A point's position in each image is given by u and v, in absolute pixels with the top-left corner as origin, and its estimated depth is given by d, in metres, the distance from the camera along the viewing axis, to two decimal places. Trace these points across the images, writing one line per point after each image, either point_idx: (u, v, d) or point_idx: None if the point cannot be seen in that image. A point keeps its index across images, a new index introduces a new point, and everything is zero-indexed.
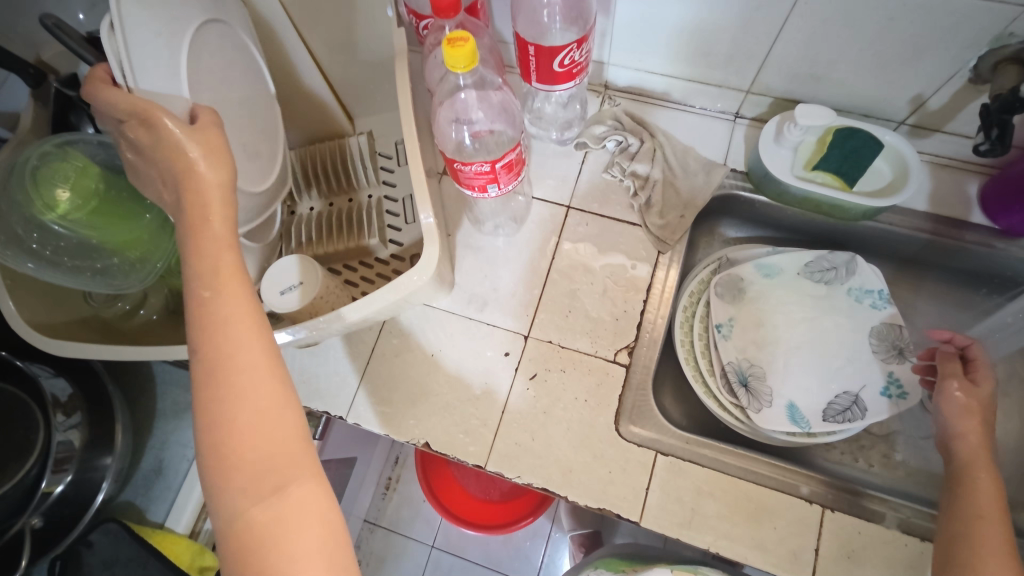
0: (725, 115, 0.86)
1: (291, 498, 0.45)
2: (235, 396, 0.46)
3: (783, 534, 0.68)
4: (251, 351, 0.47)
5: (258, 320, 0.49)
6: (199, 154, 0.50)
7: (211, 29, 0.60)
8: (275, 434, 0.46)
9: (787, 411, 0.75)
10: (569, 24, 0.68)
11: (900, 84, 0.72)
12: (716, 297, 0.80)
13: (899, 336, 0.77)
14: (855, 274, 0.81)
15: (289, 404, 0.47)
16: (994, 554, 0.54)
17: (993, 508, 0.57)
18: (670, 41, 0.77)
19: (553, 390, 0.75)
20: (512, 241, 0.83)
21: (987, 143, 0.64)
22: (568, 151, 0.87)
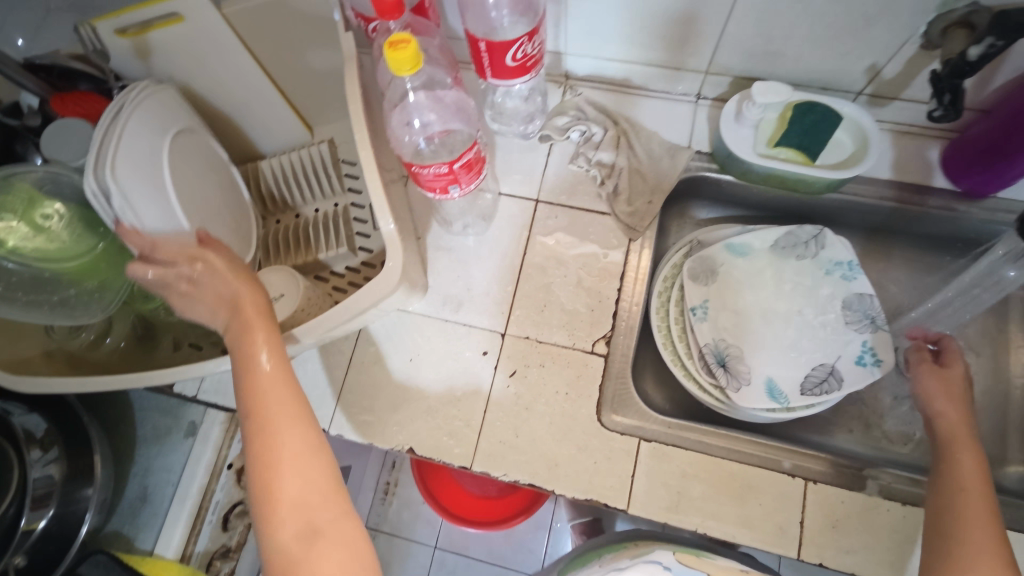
0: (687, 97, 0.86)
1: (323, 533, 0.50)
2: (274, 450, 0.52)
3: (769, 510, 0.68)
4: (286, 410, 0.54)
5: (291, 382, 0.56)
6: (236, 278, 0.59)
7: (181, 147, 0.67)
8: (308, 480, 0.52)
9: (766, 388, 0.75)
10: (520, 16, 0.66)
11: (855, 55, 0.72)
12: (690, 279, 0.80)
13: (870, 305, 0.78)
14: (825, 248, 0.81)
15: (319, 452, 0.53)
16: (976, 521, 0.56)
17: (973, 478, 0.58)
18: (625, 27, 0.77)
19: (534, 386, 0.75)
20: (483, 239, 0.83)
21: (940, 109, 0.64)
22: (533, 145, 0.86)
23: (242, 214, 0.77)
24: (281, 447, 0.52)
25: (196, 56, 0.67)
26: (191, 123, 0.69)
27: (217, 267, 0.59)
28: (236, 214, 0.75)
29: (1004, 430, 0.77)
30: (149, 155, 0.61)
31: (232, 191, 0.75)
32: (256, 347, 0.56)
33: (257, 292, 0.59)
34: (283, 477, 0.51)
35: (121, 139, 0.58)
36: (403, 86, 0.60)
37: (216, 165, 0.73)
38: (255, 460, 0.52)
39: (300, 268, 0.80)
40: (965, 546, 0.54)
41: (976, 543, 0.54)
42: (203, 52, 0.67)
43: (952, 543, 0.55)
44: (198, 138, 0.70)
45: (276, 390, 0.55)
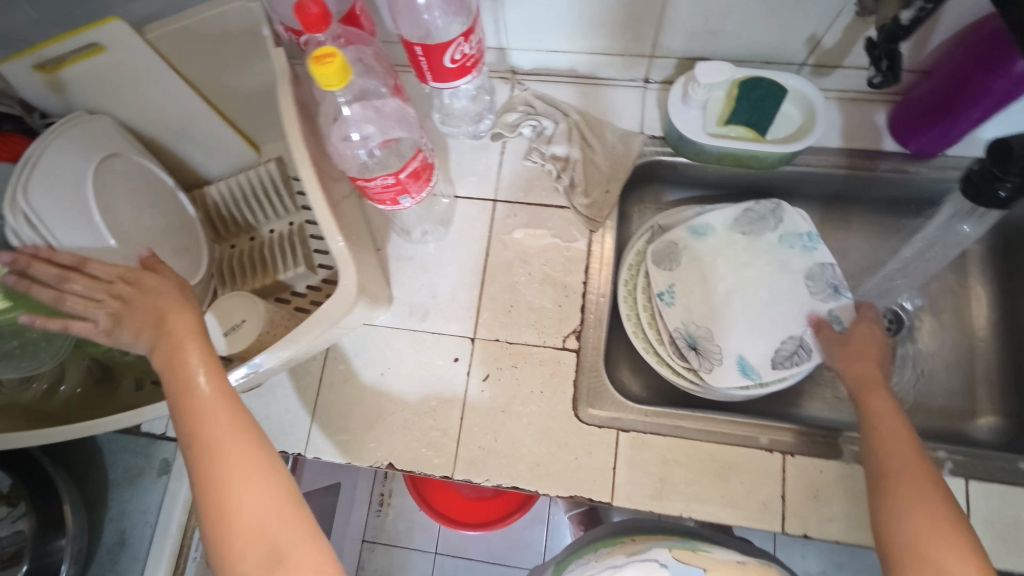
0: (634, 82, 0.86)
1: (286, 553, 0.48)
2: (223, 476, 0.50)
3: (750, 487, 0.68)
4: (230, 433, 0.51)
5: (233, 405, 0.53)
6: (168, 295, 0.55)
7: (110, 174, 0.65)
8: (265, 502, 0.50)
9: (739, 365, 0.75)
10: (454, 15, 0.64)
11: (793, 27, 0.72)
12: (654, 265, 0.80)
13: (832, 274, 0.79)
14: (783, 221, 0.81)
15: (273, 473, 0.51)
16: (909, 460, 0.56)
17: (896, 420, 0.60)
18: (563, 18, 0.76)
19: (508, 387, 0.74)
20: (444, 245, 0.82)
21: (880, 76, 0.62)
22: (485, 144, 0.86)
23: (190, 242, 0.74)
24: (231, 472, 0.50)
25: (122, 83, 0.65)
26: (121, 145, 0.68)
27: (153, 285, 0.55)
28: (177, 237, 0.72)
29: (971, 383, 0.78)
30: (69, 177, 0.61)
31: (172, 213, 0.73)
32: (190, 367, 0.53)
33: (189, 308, 0.56)
34: (237, 503, 0.49)
35: (39, 162, 0.58)
36: (336, 101, 0.58)
37: (153, 188, 0.71)
38: (206, 491, 0.50)
39: (260, 291, 0.76)
40: (906, 487, 0.54)
41: (916, 482, 0.54)
42: (129, 78, 0.65)
43: (895, 486, 0.55)
44: (135, 162, 0.69)
45: (217, 417, 0.52)
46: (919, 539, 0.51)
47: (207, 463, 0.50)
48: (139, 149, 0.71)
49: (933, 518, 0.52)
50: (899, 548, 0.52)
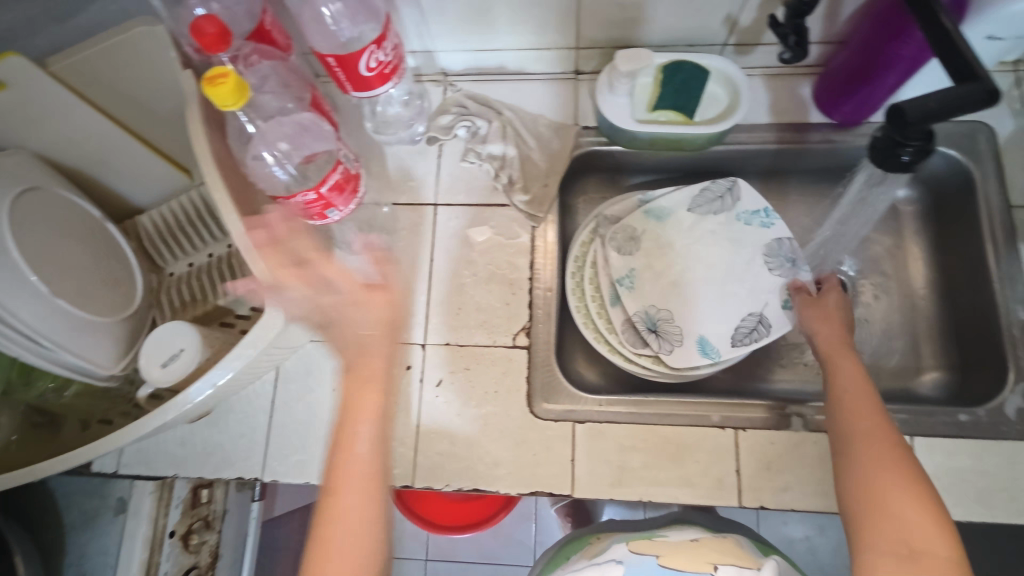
0: (565, 74, 0.86)
1: None
2: (339, 510, 0.56)
3: (707, 465, 0.69)
4: (367, 491, 0.57)
5: (377, 476, 0.58)
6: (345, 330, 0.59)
7: (27, 209, 0.63)
8: (353, 557, 0.54)
9: (698, 344, 0.76)
10: (360, 19, 0.62)
11: (708, 9, 0.73)
12: (614, 253, 0.81)
13: (790, 248, 0.80)
14: (739, 200, 0.82)
15: (374, 537, 0.56)
16: (868, 420, 0.57)
17: (858, 381, 0.61)
18: (484, 17, 0.76)
19: (463, 390, 0.74)
20: (388, 253, 0.81)
21: (789, 51, 0.63)
22: (421, 149, 0.85)
23: (122, 272, 0.72)
24: (347, 515, 0.56)
25: (29, 117, 0.63)
26: (38, 179, 0.65)
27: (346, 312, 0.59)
28: (108, 267, 0.70)
29: (915, 342, 0.80)
30: None
31: (102, 245, 0.71)
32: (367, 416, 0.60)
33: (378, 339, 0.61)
34: (337, 538, 0.55)
35: None
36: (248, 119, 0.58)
37: (78, 220, 0.69)
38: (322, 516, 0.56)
39: (202, 318, 0.75)
40: (864, 448, 0.55)
41: (872, 442, 0.55)
42: (35, 111, 0.63)
43: (853, 447, 0.56)
44: (56, 194, 0.67)
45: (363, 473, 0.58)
46: (875, 496, 0.52)
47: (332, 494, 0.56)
48: (59, 181, 0.68)
49: (891, 476, 0.53)
50: (857, 506, 0.53)
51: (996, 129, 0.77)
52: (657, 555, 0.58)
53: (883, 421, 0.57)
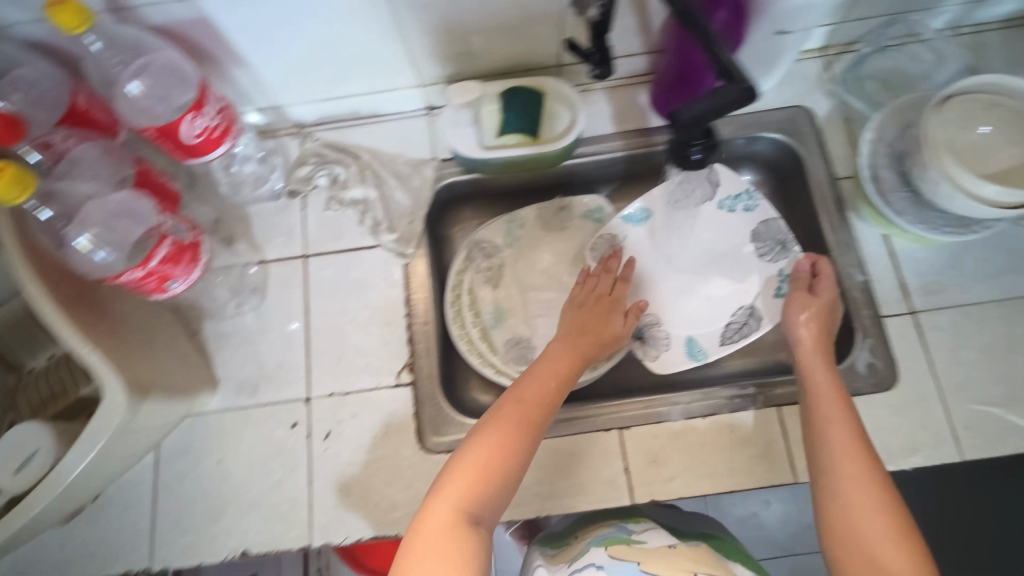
0: (419, 111, 0.86)
1: (497, 417, 0.60)
2: (546, 365, 0.66)
3: (595, 469, 0.71)
4: (566, 362, 0.67)
5: (569, 371, 0.67)
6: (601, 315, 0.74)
7: None
8: (536, 395, 0.63)
9: (686, 347, 0.80)
10: (174, 88, 0.62)
11: (531, 37, 0.75)
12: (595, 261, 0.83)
13: (779, 229, 0.81)
14: (719, 186, 0.83)
15: (553, 403, 0.63)
16: (850, 455, 0.58)
17: (831, 393, 0.63)
18: (318, 69, 0.76)
19: (351, 439, 0.74)
20: (261, 312, 0.79)
21: (596, 68, 0.65)
22: (284, 204, 0.83)
23: None
24: (541, 370, 0.66)
25: None
26: None
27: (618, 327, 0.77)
28: None
29: None
30: None
31: None
32: (609, 322, 0.73)
33: (606, 326, 0.73)
34: (528, 380, 0.64)
35: None
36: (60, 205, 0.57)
37: None
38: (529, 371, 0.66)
39: (63, 413, 0.71)
40: (847, 486, 0.57)
41: (853, 467, 0.57)
42: None
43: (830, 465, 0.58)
44: None
45: (567, 354, 0.68)
46: (859, 542, 0.54)
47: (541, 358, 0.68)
48: None
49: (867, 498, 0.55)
50: (841, 550, 0.54)
51: (814, 110, 0.83)
52: (639, 560, 0.59)
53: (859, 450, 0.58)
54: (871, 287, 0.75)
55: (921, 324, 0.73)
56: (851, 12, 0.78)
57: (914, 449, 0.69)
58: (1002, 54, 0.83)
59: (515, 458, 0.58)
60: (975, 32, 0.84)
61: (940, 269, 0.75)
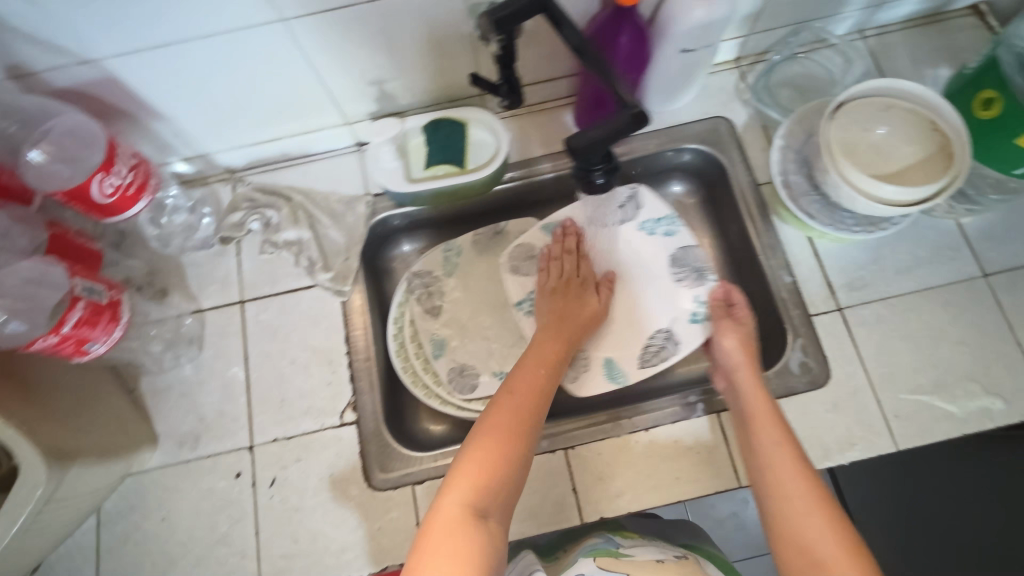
0: (348, 147, 0.86)
1: (495, 410, 0.61)
2: (531, 358, 0.69)
3: (543, 492, 0.71)
4: (550, 352, 0.71)
5: (554, 360, 0.70)
6: (580, 299, 0.77)
7: None
8: (526, 385, 0.65)
9: (606, 369, 0.79)
10: (78, 150, 0.62)
11: (449, 72, 0.75)
12: (512, 274, 0.84)
13: (695, 257, 0.83)
14: (642, 208, 0.85)
15: (545, 390, 0.66)
16: (791, 472, 0.59)
17: (761, 408, 0.65)
18: (236, 118, 0.75)
19: (297, 485, 0.73)
20: (200, 363, 0.78)
21: (505, 97, 0.66)
22: (217, 250, 0.82)
23: None
24: (528, 361, 0.69)
25: None
26: None
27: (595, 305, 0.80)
28: None
29: None
30: None
31: None
32: (587, 304, 0.77)
33: (585, 310, 0.76)
34: (520, 372, 0.67)
35: None
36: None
37: None
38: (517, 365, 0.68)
39: None
40: (798, 509, 0.56)
41: (790, 477, 0.59)
42: None
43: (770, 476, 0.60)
44: None
45: (550, 343, 0.72)
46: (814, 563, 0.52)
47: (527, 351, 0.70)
48: None
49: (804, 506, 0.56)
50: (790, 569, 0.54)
51: (733, 120, 0.85)
52: (627, 572, 0.60)
53: (793, 461, 0.60)
54: (798, 288, 0.77)
55: (848, 320, 0.75)
56: (757, 24, 0.80)
57: (850, 444, 0.71)
58: (907, 52, 0.86)
59: (521, 445, 0.59)
60: (880, 34, 0.87)
61: (862, 265, 0.77)
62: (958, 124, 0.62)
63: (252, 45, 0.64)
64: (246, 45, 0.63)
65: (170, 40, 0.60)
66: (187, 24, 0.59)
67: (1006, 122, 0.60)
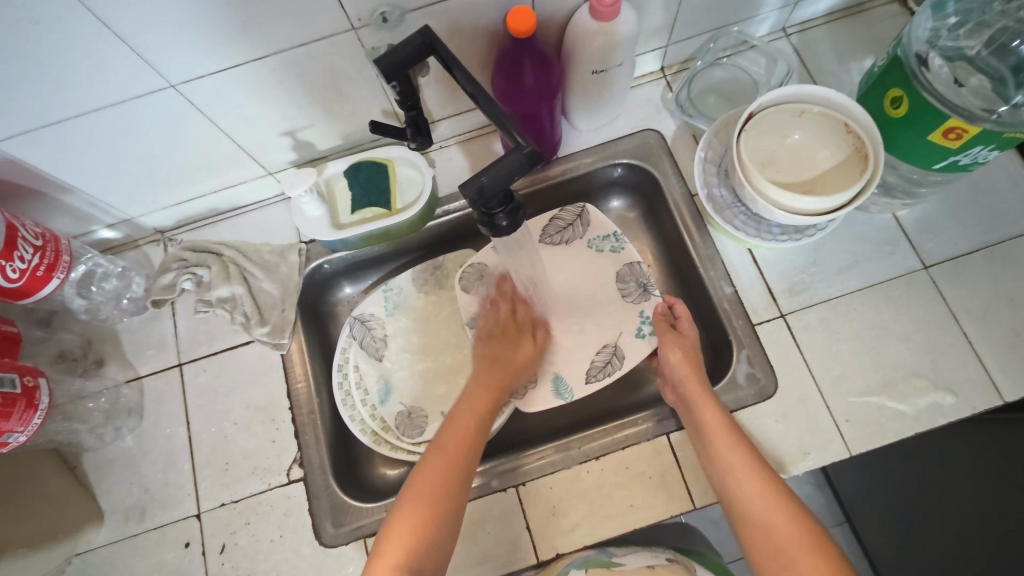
0: (277, 197, 0.85)
1: (424, 467, 0.62)
2: (463, 406, 0.69)
3: (498, 532, 0.70)
4: (483, 395, 0.70)
5: (488, 405, 0.70)
6: (517, 346, 0.77)
7: None
8: (457, 435, 0.65)
9: (552, 385, 0.78)
10: None
11: (362, 114, 0.74)
12: (463, 293, 0.83)
13: (643, 272, 0.82)
14: (590, 225, 0.84)
15: (476, 438, 0.66)
16: (757, 482, 0.60)
17: (717, 419, 0.65)
18: (153, 182, 0.74)
19: (248, 549, 0.71)
20: (141, 432, 0.77)
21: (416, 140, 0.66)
22: (152, 314, 0.81)
23: None
24: (461, 409, 0.69)
25: None
26: None
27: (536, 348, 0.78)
28: None
29: None
30: None
31: None
32: (521, 350, 0.76)
33: (518, 352, 0.76)
34: (452, 423, 0.67)
35: None
36: None
37: None
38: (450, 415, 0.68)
39: None
40: (764, 514, 0.58)
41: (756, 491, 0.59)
42: None
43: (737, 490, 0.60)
44: None
45: (484, 386, 0.71)
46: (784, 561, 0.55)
47: (461, 399, 0.70)
48: None
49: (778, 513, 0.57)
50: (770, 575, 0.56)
51: (661, 132, 0.84)
52: None
53: (755, 469, 0.61)
54: (739, 297, 0.76)
55: (791, 326, 0.74)
56: (672, 35, 0.79)
57: (803, 453, 0.69)
58: (829, 47, 0.85)
59: (451, 500, 0.60)
60: (802, 31, 0.86)
61: (802, 268, 0.76)
62: (869, 123, 0.62)
63: (153, 111, 0.63)
64: (146, 112, 0.63)
65: (63, 118, 0.60)
66: (79, 102, 0.58)
67: (916, 120, 0.61)
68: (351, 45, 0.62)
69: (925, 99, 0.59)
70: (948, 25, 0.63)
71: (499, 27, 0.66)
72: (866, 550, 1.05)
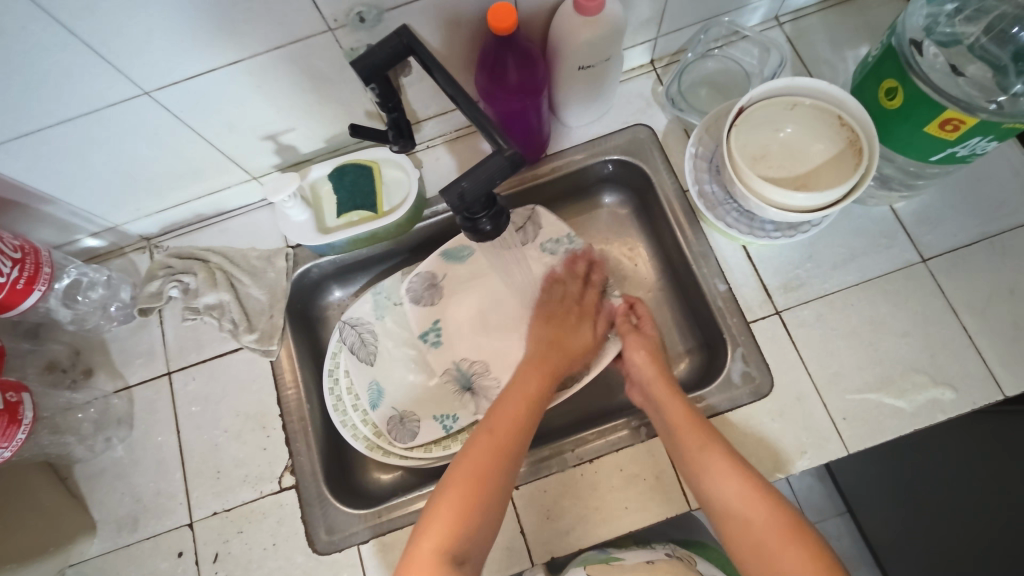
0: (262, 202, 0.84)
1: (470, 449, 0.62)
2: (514, 389, 0.68)
3: (492, 537, 0.69)
4: (536, 379, 0.69)
5: (540, 390, 0.68)
6: (576, 328, 0.75)
7: None
8: (507, 418, 0.65)
9: None
10: None
11: (345, 116, 0.73)
12: (413, 305, 0.81)
13: (599, 271, 0.80)
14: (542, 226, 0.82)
15: (527, 423, 0.65)
16: (729, 475, 0.59)
17: (683, 416, 0.64)
18: (136, 189, 0.73)
19: (241, 557, 0.71)
20: (132, 442, 0.76)
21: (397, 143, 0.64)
22: (140, 323, 0.80)
23: None
24: (512, 393, 0.68)
25: None
26: None
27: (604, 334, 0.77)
28: None
29: (667, 331, 0.83)
30: None
31: None
32: (580, 333, 0.75)
33: (579, 337, 0.75)
34: (500, 407, 0.66)
35: None
36: None
37: None
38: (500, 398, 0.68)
39: None
40: (740, 506, 0.58)
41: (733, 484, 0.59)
42: None
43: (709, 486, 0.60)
44: None
45: (535, 370, 0.70)
46: (766, 554, 0.55)
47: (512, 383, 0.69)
48: None
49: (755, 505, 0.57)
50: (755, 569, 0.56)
51: (652, 127, 0.83)
52: None
53: (727, 463, 0.60)
54: (733, 295, 0.75)
55: (787, 323, 0.73)
56: (661, 27, 0.77)
57: (800, 452, 0.68)
58: (823, 36, 0.83)
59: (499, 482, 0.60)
60: (795, 20, 0.84)
61: (797, 264, 0.75)
62: (863, 116, 0.60)
63: (131, 118, 0.62)
64: (124, 119, 0.61)
65: (39, 128, 0.58)
66: (53, 111, 0.57)
67: (911, 112, 0.59)
68: (328, 46, 0.61)
69: (920, 90, 0.57)
70: (946, 12, 0.61)
71: (481, 25, 0.64)
72: (869, 542, 1.04)
